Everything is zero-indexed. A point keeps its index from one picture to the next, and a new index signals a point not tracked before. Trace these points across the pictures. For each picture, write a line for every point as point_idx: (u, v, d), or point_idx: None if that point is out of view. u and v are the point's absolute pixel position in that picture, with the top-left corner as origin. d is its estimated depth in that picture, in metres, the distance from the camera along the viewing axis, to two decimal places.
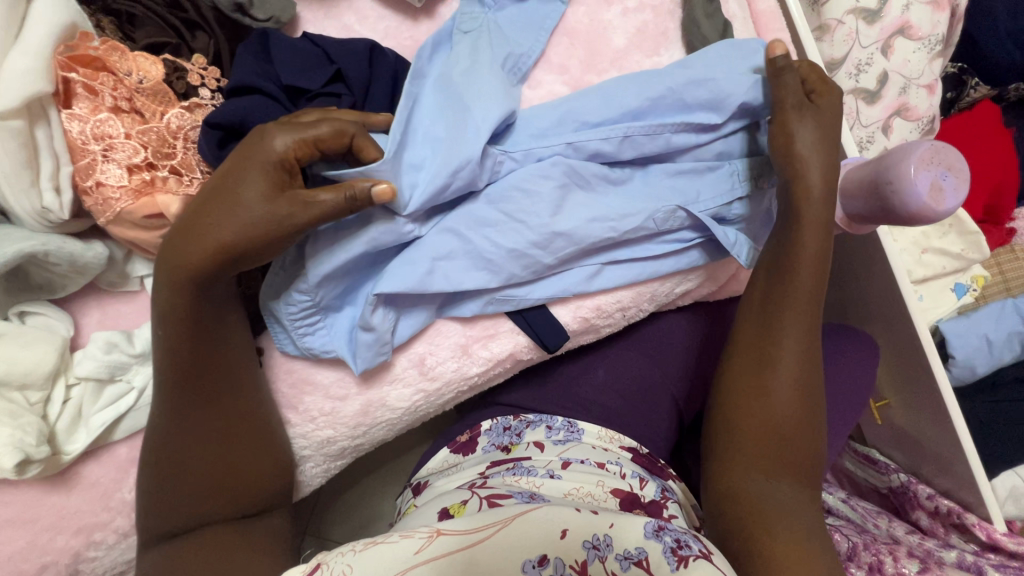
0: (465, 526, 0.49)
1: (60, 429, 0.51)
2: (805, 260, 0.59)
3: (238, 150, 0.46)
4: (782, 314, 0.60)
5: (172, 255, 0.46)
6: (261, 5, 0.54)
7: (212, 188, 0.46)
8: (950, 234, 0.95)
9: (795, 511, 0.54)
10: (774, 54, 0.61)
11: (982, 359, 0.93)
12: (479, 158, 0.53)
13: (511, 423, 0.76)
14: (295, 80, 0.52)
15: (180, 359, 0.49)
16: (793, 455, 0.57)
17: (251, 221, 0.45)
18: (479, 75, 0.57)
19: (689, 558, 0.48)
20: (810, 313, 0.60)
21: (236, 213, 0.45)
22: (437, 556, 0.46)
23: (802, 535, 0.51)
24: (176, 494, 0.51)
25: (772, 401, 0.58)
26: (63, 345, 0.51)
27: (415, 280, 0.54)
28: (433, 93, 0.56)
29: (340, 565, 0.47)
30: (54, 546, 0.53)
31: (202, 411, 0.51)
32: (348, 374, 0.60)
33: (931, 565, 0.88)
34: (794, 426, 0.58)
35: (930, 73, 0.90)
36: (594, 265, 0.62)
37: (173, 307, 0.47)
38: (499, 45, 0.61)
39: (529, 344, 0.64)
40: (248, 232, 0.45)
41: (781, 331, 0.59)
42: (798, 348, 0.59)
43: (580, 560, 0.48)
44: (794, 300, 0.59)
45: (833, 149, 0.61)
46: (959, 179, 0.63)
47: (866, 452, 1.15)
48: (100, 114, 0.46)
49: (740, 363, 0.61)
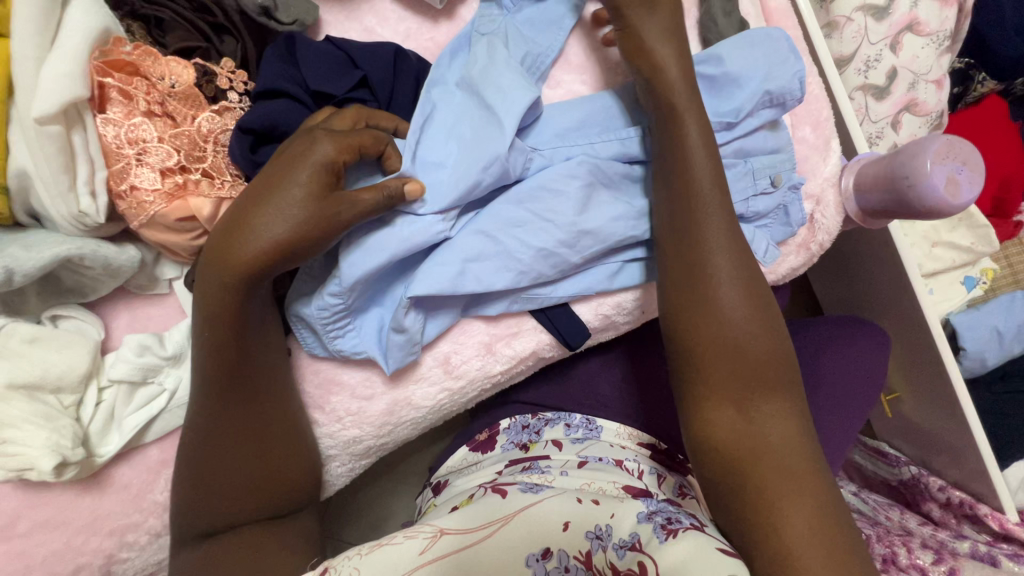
0: (465, 523, 0.50)
1: (94, 431, 0.51)
2: (703, 190, 0.56)
3: (281, 156, 0.47)
4: (704, 238, 0.56)
5: (222, 263, 0.46)
6: (286, 8, 0.54)
7: (260, 192, 0.46)
8: (959, 228, 0.96)
9: (779, 423, 0.52)
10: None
11: (993, 351, 0.94)
12: (505, 152, 0.54)
13: (530, 421, 0.77)
14: (322, 85, 0.52)
15: (221, 359, 0.50)
16: (761, 369, 0.54)
17: (299, 213, 0.46)
18: (499, 75, 0.57)
19: (678, 530, 0.49)
20: (731, 235, 0.56)
21: (288, 214, 0.45)
22: (441, 554, 0.47)
23: (783, 450, 0.51)
24: (213, 495, 0.52)
25: (724, 320, 0.54)
26: (95, 348, 0.51)
27: (446, 282, 0.55)
28: (456, 99, 0.57)
29: (347, 568, 0.47)
30: (88, 547, 0.53)
31: (239, 409, 0.52)
32: (375, 374, 0.60)
33: (946, 555, 0.90)
34: (755, 353, 0.54)
35: (938, 68, 0.91)
36: (616, 263, 0.63)
37: (216, 308, 0.48)
38: (514, 47, 0.61)
39: (551, 341, 0.65)
40: (304, 229, 0.46)
41: (707, 263, 0.55)
42: (733, 274, 0.55)
43: (584, 550, 0.49)
44: (705, 216, 0.56)
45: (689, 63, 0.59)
46: (974, 173, 0.65)
47: (877, 446, 1.20)
48: (133, 118, 0.46)
49: (682, 308, 0.56)
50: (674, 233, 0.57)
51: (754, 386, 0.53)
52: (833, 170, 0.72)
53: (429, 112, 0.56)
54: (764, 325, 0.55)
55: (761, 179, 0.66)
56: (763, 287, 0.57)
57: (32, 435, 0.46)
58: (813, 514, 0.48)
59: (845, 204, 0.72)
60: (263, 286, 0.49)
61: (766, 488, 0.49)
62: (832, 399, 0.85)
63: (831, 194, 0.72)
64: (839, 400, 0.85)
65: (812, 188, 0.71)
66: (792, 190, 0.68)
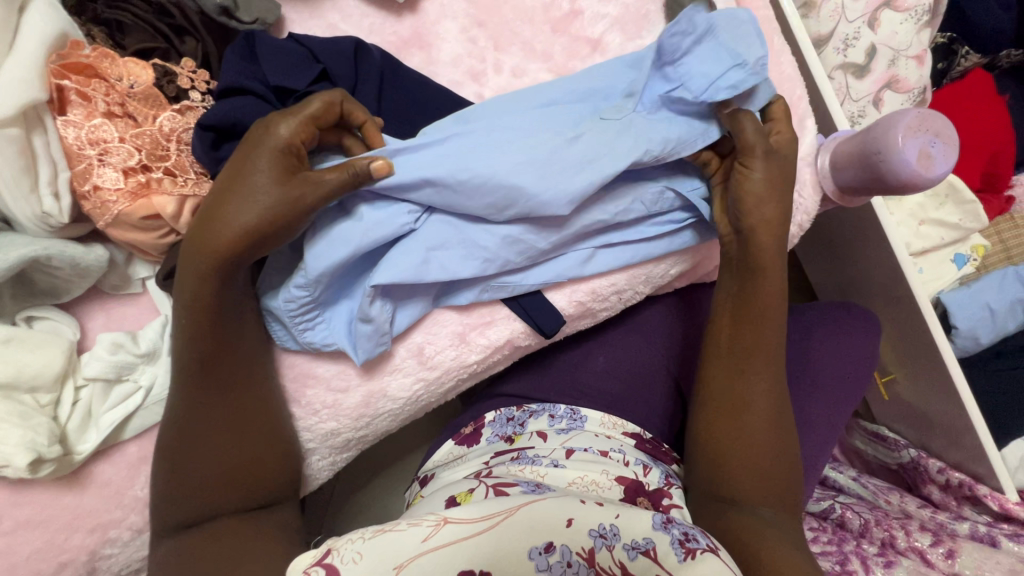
0: (472, 513, 0.50)
1: (71, 430, 0.52)
2: (766, 303, 0.63)
3: (247, 140, 0.50)
4: (752, 359, 0.63)
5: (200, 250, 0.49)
6: (246, 8, 0.55)
7: (227, 178, 0.49)
8: (947, 205, 0.94)
9: (781, 531, 0.58)
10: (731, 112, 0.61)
11: (985, 329, 0.93)
12: (481, 192, 0.54)
13: (514, 413, 0.78)
14: (281, 79, 0.53)
15: (203, 349, 0.52)
16: (777, 483, 0.61)
17: (260, 195, 0.48)
18: (536, 151, 0.55)
19: (697, 550, 0.50)
20: (772, 352, 0.64)
21: (254, 199, 0.48)
22: (444, 543, 0.48)
23: (788, 548, 0.55)
24: (193, 486, 0.53)
25: (753, 431, 0.62)
26: (70, 348, 0.52)
27: (412, 270, 0.55)
28: (494, 142, 0.55)
29: (350, 553, 0.48)
30: (71, 544, 0.54)
31: (221, 398, 0.54)
32: (349, 366, 0.61)
33: (944, 537, 0.91)
34: (770, 457, 0.61)
35: (919, 44, 0.90)
36: (587, 249, 0.64)
37: (198, 299, 0.51)
38: (627, 141, 0.58)
39: (525, 329, 0.65)
40: (268, 214, 0.48)
41: (741, 367, 0.64)
42: (772, 396, 0.63)
43: (587, 548, 0.50)
44: (761, 342, 0.63)
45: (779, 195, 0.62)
46: (947, 146, 0.64)
47: (876, 430, 1.17)
48: (94, 120, 0.47)
49: (722, 403, 0.64)
50: (731, 347, 0.65)
51: (762, 484, 0.60)
52: (809, 150, 0.72)
53: (456, 163, 0.54)
54: (781, 437, 0.62)
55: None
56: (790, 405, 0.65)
57: (8, 433, 0.47)
58: None
59: (823, 184, 0.72)
60: (241, 271, 0.52)
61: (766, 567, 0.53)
62: (820, 380, 0.85)
63: (808, 174, 0.72)
64: (828, 382, 0.86)
65: None
66: None
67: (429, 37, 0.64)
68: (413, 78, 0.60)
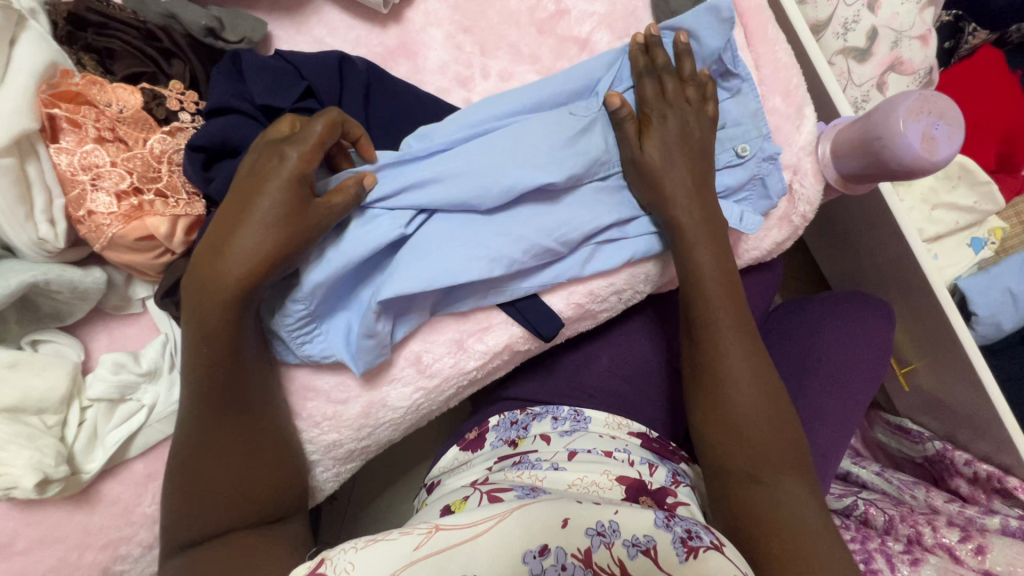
0: (464, 518, 0.50)
1: (78, 449, 0.53)
2: (716, 304, 0.64)
3: (252, 168, 0.49)
4: (717, 339, 0.63)
5: (209, 279, 0.49)
6: (233, 28, 0.56)
7: (235, 207, 0.49)
8: (959, 188, 0.90)
9: (800, 507, 0.57)
10: (613, 103, 0.62)
11: (1007, 313, 0.89)
12: (457, 184, 0.56)
13: (517, 417, 0.78)
14: (269, 99, 0.53)
15: (217, 372, 0.52)
16: (780, 458, 0.59)
17: (274, 219, 0.48)
18: (509, 144, 0.58)
19: (700, 549, 0.49)
20: (747, 339, 0.64)
21: (262, 226, 0.48)
22: (436, 550, 0.48)
23: (803, 528, 0.55)
24: (204, 502, 0.53)
25: (737, 405, 0.61)
26: (74, 370, 0.53)
27: (413, 280, 0.55)
28: (472, 144, 0.58)
29: (343, 561, 0.48)
30: (83, 561, 0.55)
31: (234, 419, 0.54)
32: (348, 377, 0.61)
33: (972, 532, 0.89)
34: (775, 441, 0.60)
35: (921, 24, 0.87)
36: (588, 250, 0.64)
37: (206, 322, 0.50)
38: (593, 139, 0.63)
39: (523, 334, 0.65)
40: (289, 242, 0.49)
41: (721, 354, 0.63)
42: (750, 371, 0.63)
43: (584, 549, 0.49)
44: (715, 324, 0.64)
45: (688, 175, 0.63)
46: (954, 127, 0.62)
47: (899, 423, 1.15)
48: (85, 145, 0.48)
49: (700, 387, 0.64)
50: (694, 331, 0.65)
51: (767, 463, 0.59)
52: (809, 139, 0.71)
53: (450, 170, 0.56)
54: (783, 417, 0.61)
55: (725, 152, 0.69)
56: (772, 374, 0.64)
57: (15, 455, 0.48)
58: None
59: (824, 171, 0.71)
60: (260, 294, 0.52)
61: (784, 556, 0.53)
62: (830, 375, 0.86)
63: (808, 162, 0.71)
64: (839, 375, 0.86)
65: (788, 159, 0.71)
66: (769, 161, 0.69)
67: (415, 46, 0.64)
68: (400, 88, 0.61)
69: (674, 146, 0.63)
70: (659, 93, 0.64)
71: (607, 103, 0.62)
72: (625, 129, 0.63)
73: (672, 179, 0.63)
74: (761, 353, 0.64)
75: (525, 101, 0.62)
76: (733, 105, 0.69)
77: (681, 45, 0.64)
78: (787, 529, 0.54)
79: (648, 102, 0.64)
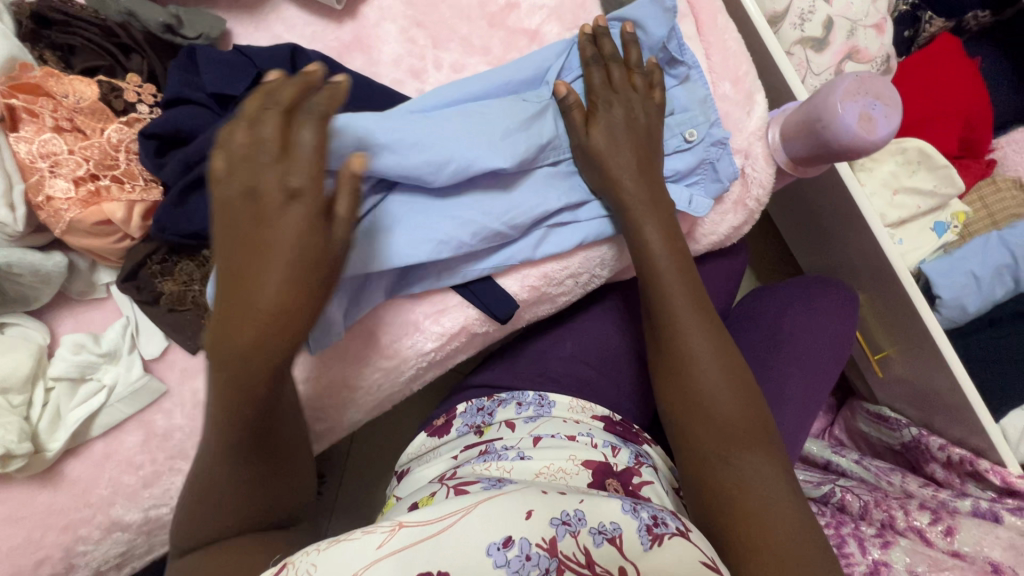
0: (429, 514, 0.47)
1: (42, 428, 0.55)
2: (669, 281, 0.65)
3: (253, 195, 0.39)
4: (676, 316, 0.65)
5: (227, 332, 0.40)
6: (190, 24, 0.59)
7: (244, 250, 0.39)
8: (920, 171, 0.91)
9: (765, 482, 0.57)
10: (560, 92, 0.65)
11: (971, 296, 0.90)
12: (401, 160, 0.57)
13: (483, 404, 0.79)
14: (219, 87, 0.55)
15: (242, 408, 0.46)
16: (744, 434, 0.60)
17: (304, 253, 0.40)
18: (456, 125, 0.60)
19: (664, 536, 0.48)
20: (705, 318, 0.65)
21: (284, 262, 0.40)
22: (404, 546, 0.45)
23: (766, 500, 0.55)
24: (214, 514, 0.50)
25: (698, 381, 0.63)
26: (38, 352, 0.56)
27: (362, 259, 0.57)
28: (417, 122, 0.59)
29: (305, 564, 0.44)
30: (47, 541, 0.57)
31: (256, 442, 0.49)
32: (306, 358, 0.63)
33: (943, 514, 0.88)
34: (738, 416, 0.61)
35: (876, 13, 0.89)
36: (540, 231, 0.66)
37: (234, 369, 0.42)
38: (542, 126, 0.65)
39: (479, 316, 0.66)
40: (306, 279, 0.41)
41: (682, 335, 0.64)
42: (711, 348, 0.64)
43: (548, 537, 0.46)
44: (672, 301, 0.65)
45: (636, 155, 0.65)
46: (890, 107, 0.63)
47: (878, 410, 1.12)
48: (43, 134, 0.51)
49: (663, 366, 0.66)
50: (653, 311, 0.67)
51: (732, 438, 0.60)
52: (758, 123, 0.73)
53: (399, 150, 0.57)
54: (748, 394, 0.62)
55: (673, 138, 0.71)
56: (733, 352, 0.65)
57: None
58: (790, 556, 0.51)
59: (775, 155, 0.72)
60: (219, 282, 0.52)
61: (748, 531, 0.53)
62: (795, 357, 0.87)
63: (759, 146, 0.73)
64: (804, 358, 0.87)
65: (738, 143, 0.73)
66: (717, 145, 0.71)
67: (370, 40, 0.67)
68: (354, 78, 0.63)
69: (619, 129, 0.65)
70: (606, 82, 0.66)
71: (554, 92, 0.65)
72: (571, 116, 0.65)
73: (619, 163, 0.65)
74: (723, 332, 0.66)
75: (473, 90, 0.64)
76: (682, 91, 0.71)
77: (626, 35, 0.67)
78: (748, 503, 0.55)
79: (595, 90, 0.66)
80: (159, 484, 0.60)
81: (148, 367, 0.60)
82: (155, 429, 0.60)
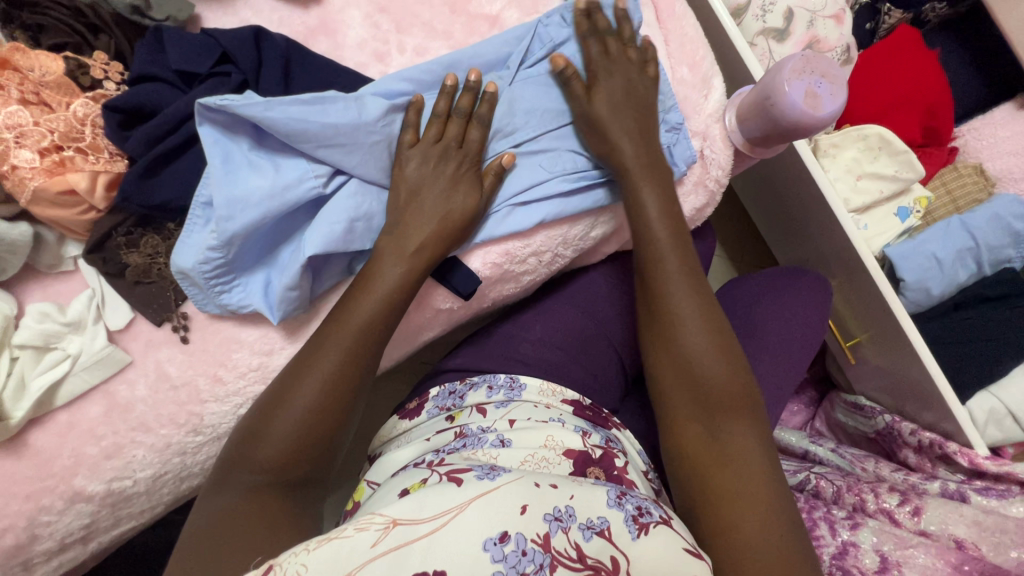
0: (421, 509, 0.42)
1: (7, 396, 0.56)
2: (661, 249, 0.66)
3: (437, 168, 0.63)
4: (664, 286, 0.65)
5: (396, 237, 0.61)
6: (158, 7, 0.62)
7: (418, 198, 0.62)
8: (881, 157, 0.93)
9: (747, 453, 0.55)
10: (559, 65, 0.68)
11: (934, 279, 0.92)
12: (363, 144, 0.61)
13: (456, 387, 0.79)
14: (185, 65, 0.59)
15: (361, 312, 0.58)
16: (725, 405, 0.59)
17: (456, 209, 0.62)
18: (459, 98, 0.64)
19: (650, 525, 0.45)
20: (697, 287, 0.65)
21: (435, 211, 0.62)
22: (397, 547, 0.40)
23: (746, 473, 0.54)
24: (269, 439, 0.53)
25: (684, 349, 0.62)
26: (5, 321, 0.57)
27: (334, 233, 0.59)
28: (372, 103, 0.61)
29: (293, 566, 0.39)
30: (9, 510, 0.58)
31: (336, 361, 0.56)
32: (271, 331, 0.64)
33: (910, 495, 0.83)
34: (725, 385, 0.60)
35: (834, 4, 0.92)
36: (505, 208, 0.68)
37: (386, 276, 0.60)
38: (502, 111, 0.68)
39: (446, 291, 0.69)
40: (454, 217, 0.62)
41: (673, 301, 0.64)
42: (696, 318, 0.63)
43: (542, 533, 0.42)
44: (663, 270, 0.66)
45: (641, 121, 0.68)
46: (835, 85, 0.66)
47: (854, 400, 1.12)
48: (10, 106, 0.54)
49: (653, 336, 0.66)
50: (645, 282, 0.67)
51: (716, 408, 0.59)
52: (715, 106, 0.75)
53: (364, 136, 0.61)
54: (738, 364, 0.62)
55: None
56: (720, 321, 0.64)
57: None
58: (768, 531, 0.50)
59: (731, 136, 0.74)
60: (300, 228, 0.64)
61: (725, 503, 0.52)
62: (769, 340, 0.88)
63: (716, 128, 0.75)
64: (779, 344, 0.88)
65: (696, 126, 0.74)
66: (672, 131, 0.73)
67: (334, 25, 0.69)
68: (318, 59, 0.65)
69: (619, 96, 0.67)
70: (604, 53, 0.68)
71: (553, 64, 0.68)
72: (572, 85, 0.68)
73: (623, 130, 0.67)
74: (712, 301, 0.65)
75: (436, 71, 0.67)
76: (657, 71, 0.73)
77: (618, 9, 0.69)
78: (727, 480, 0.53)
79: (594, 61, 0.68)
80: (121, 456, 0.61)
81: (112, 338, 0.62)
82: (118, 400, 0.61)
